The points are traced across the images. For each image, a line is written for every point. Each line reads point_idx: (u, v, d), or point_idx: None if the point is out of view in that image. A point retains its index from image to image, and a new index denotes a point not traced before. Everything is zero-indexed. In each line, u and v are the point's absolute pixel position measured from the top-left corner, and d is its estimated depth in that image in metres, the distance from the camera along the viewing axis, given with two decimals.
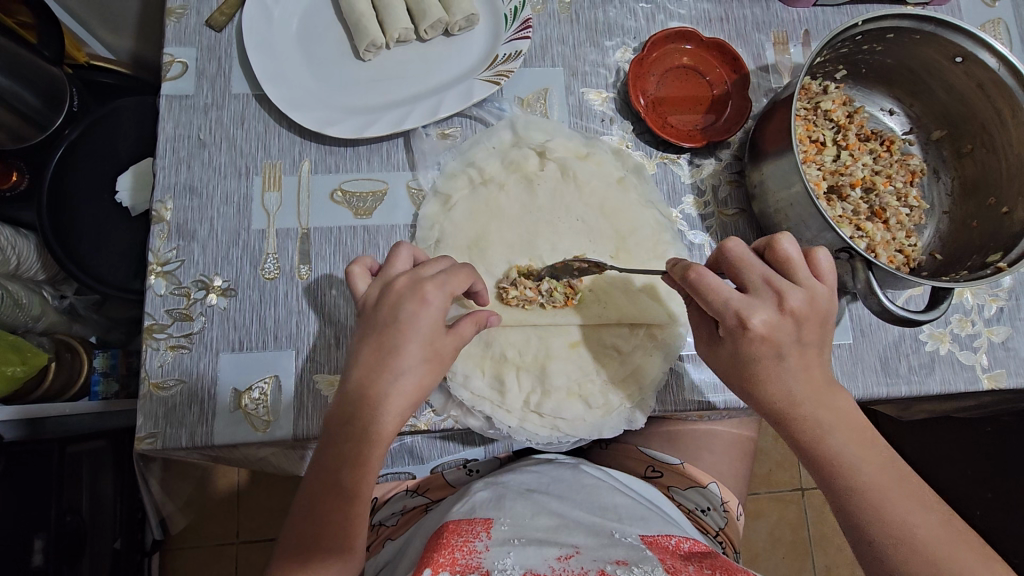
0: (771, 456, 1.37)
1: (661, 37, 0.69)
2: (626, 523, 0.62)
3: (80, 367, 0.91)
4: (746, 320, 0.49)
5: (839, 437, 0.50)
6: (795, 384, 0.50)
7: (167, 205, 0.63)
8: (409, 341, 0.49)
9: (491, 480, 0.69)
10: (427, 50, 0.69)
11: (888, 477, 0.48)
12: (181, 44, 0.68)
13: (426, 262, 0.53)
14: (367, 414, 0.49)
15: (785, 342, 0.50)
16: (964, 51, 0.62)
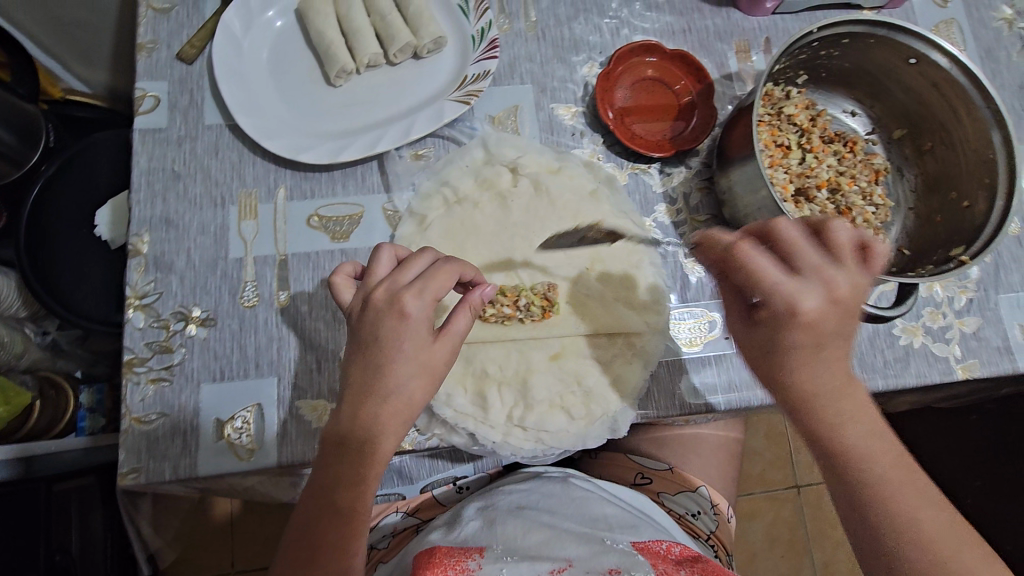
0: (765, 456, 1.37)
1: (625, 51, 0.71)
2: (617, 533, 0.63)
3: (65, 404, 0.91)
4: (797, 306, 0.46)
5: (856, 427, 0.47)
6: (819, 384, 0.47)
7: (143, 239, 0.63)
8: (393, 359, 0.49)
9: (482, 503, 0.69)
10: (398, 74, 0.71)
11: (903, 472, 0.46)
12: (152, 78, 0.68)
13: (403, 266, 0.52)
14: (356, 432, 0.49)
15: (827, 330, 0.47)
16: (917, 53, 0.64)
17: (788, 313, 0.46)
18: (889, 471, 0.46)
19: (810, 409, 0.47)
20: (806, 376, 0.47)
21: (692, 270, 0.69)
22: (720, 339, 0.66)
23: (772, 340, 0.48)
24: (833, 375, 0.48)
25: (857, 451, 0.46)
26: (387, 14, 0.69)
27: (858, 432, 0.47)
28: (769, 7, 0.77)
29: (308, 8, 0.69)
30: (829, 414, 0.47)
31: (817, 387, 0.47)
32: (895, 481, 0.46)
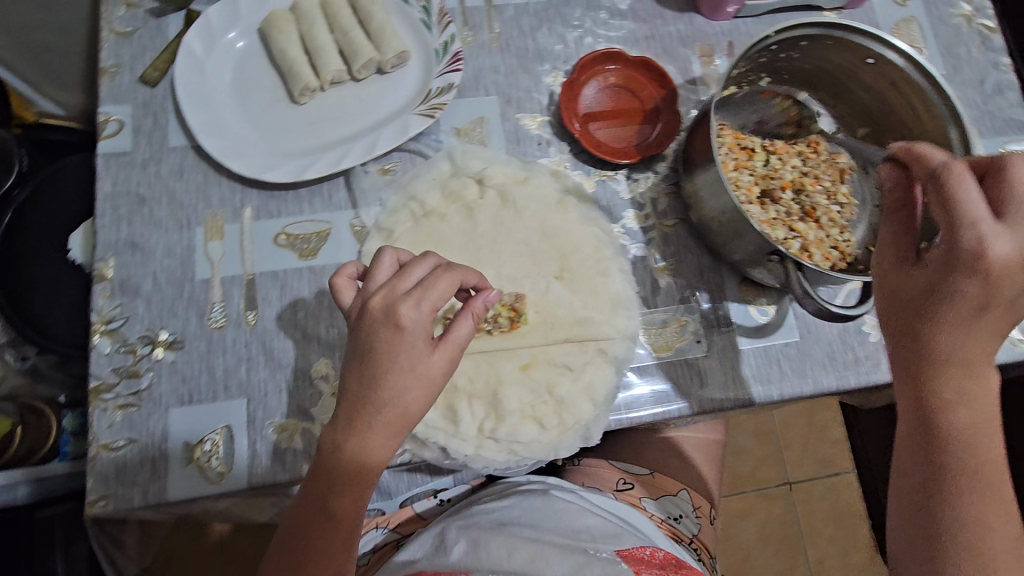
0: (754, 455, 1.37)
1: (588, 60, 0.72)
2: (600, 543, 0.65)
3: (48, 429, 0.88)
4: (987, 249, 0.44)
5: (963, 413, 0.48)
6: (978, 352, 0.48)
7: (108, 264, 0.63)
8: (389, 372, 0.46)
9: (463, 521, 0.68)
10: (363, 89, 0.71)
11: (998, 453, 0.49)
12: (115, 102, 0.68)
13: (402, 272, 0.49)
14: (352, 443, 0.46)
15: (1022, 287, 0.45)
16: (873, 53, 0.65)
17: (975, 259, 0.44)
18: (982, 449, 0.48)
19: (919, 369, 0.49)
20: (936, 330, 0.48)
21: (661, 275, 0.70)
22: (689, 342, 0.67)
23: (938, 281, 0.47)
24: (990, 347, 0.48)
25: (940, 416, 0.49)
26: (350, 30, 0.69)
27: (980, 403, 0.49)
28: (731, 11, 0.78)
29: (270, 27, 0.69)
30: (931, 376, 0.49)
31: (963, 356, 0.48)
32: (963, 456, 0.48)
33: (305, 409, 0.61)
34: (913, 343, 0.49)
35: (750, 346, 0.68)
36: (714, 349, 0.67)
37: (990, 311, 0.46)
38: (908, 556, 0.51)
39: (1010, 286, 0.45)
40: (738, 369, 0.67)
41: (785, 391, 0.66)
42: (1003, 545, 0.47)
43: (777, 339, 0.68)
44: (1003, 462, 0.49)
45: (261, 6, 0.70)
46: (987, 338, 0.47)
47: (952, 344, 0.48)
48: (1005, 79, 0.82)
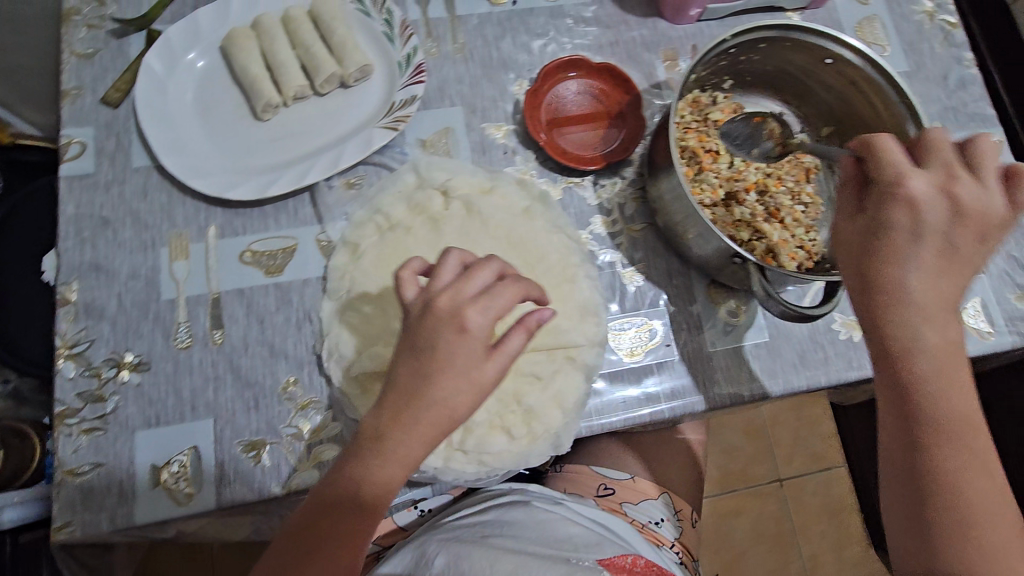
0: (745, 453, 1.36)
1: (551, 68, 0.72)
2: (583, 552, 0.65)
3: (31, 453, 0.87)
4: (904, 181, 0.46)
5: (929, 359, 0.47)
6: (929, 290, 0.47)
7: (72, 287, 0.63)
8: (443, 372, 0.47)
9: (443, 536, 0.67)
10: (327, 104, 0.71)
11: (962, 386, 0.48)
12: (77, 124, 0.68)
13: (468, 274, 0.48)
14: (394, 436, 0.47)
15: (937, 215, 0.46)
16: (831, 53, 0.66)
17: (892, 184, 0.46)
18: (949, 384, 0.47)
19: (879, 315, 0.48)
20: (888, 269, 0.47)
21: (630, 280, 0.70)
22: (660, 346, 0.68)
23: (869, 228, 0.48)
24: (939, 284, 0.47)
25: (907, 358, 0.48)
26: (312, 45, 0.69)
27: (939, 344, 0.47)
28: (694, 15, 0.78)
29: (231, 45, 0.69)
30: (890, 320, 0.48)
31: (918, 298, 0.47)
32: (935, 393, 0.47)
33: (273, 426, 0.61)
34: (866, 288, 0.49)
35: (720, 348, 0.68)
36: (685, 353, 0.68)
37: (925, 244, 0.46)
38: (899, 504, 0.50)
39: (934, 218, 0.46)
40: (708, 371, 0.68)
41: (754, 391, 0.67)
42: (979, 476, 0.47)
43: (745, 342, 0.69)
44: (966, 395, 0.48)
45: (223, 24, 0.70)
46: (930, 276, 0.47)
47: (906, 286, 0.47)
48: (968, 74, 0.83)
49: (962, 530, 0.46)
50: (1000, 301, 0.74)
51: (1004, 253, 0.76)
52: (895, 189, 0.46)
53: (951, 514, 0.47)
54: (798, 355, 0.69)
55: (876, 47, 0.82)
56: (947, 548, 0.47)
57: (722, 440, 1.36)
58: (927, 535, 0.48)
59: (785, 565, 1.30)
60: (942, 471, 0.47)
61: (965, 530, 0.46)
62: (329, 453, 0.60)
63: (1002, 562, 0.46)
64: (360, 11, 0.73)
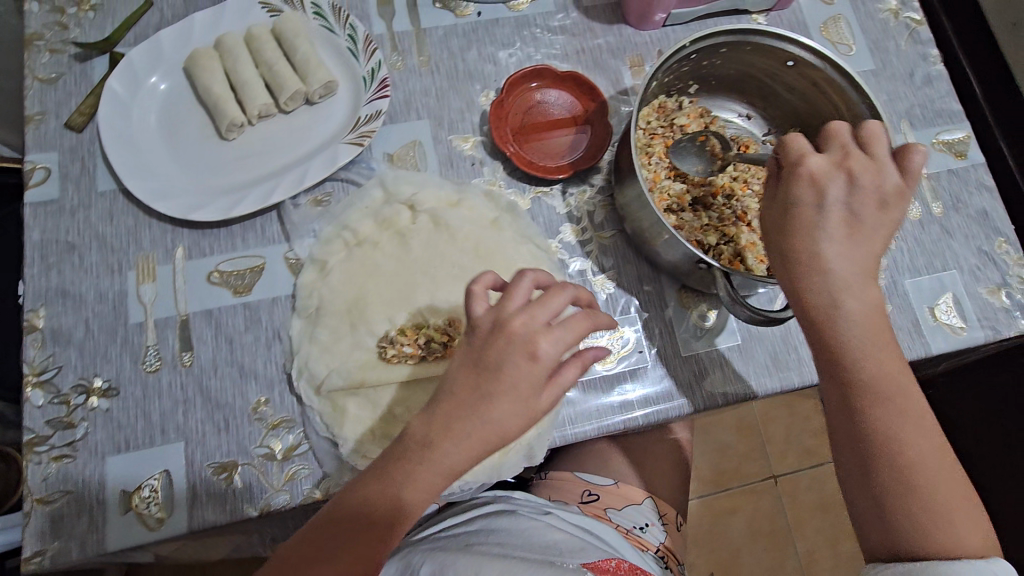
0: (737, 450, 1.31)
1: (515, 79, 0.72)
2: (568, 556, 0.65)
3: (19, 475, 0.87)
4: (803, 157, 0.51)
5: (856, 328, 0.50)
6: (845, 260, 0.50)
7: (39, 313, 0.63)
8: (504, 394, 0.47)
9: (427, 548, 0.66)
10: (292, 121, 0.71)
11: (886, 346, 0.50)
12: (41, 150, 0.68)
13: (545, 300, 0.48)
14: (443, 446, 0.47)
15: (836, 190, 0.50)
16: (792, 56, 0.66)
17: (793, 165, 0.51)
18: (874, 346, 0.50)
19: (802, 288, 0.51)
20: (801, 243, 0.51)
21: (601, 287, 0.70)
22: (633, 353, 0.68)
23: (781, 209, 0.52)
24: (850, 254, 0.50)
25: (833, 325, 0.50)
26: (274, 63, 0.69)
27: (861, 308, 0.50)
28: (659, 20, 0.79)
29: (193, 66, 0.69)
30: (813, 291, 0.50)
31: (836, 268, 0.50)
32: (861, 355, 0.50)
33: (244, 447, 0.60)
34: (787, 262, 0.51)
35: (692, 353, 0.68)
36: (657, 358, 0.68)
37: (830, 218, 0.50)
38: (845, 464, 0.52)
39: (834, 189, 0.50)
40: (681, 376, 0.68)
41: (727, 394, 0.67)
42: (910, 428, 0.50)
43: (718, 346, 0.69)
44: (890, 352, 0.50)
45: (185, 45, 0.70)
46: (840, 248, 0.50)
47: (821, 259, 0.50)
48: (933, 70, 0.83)
49: (902, 480, 0.49)
50: (972, 296, 0.74)
51: (973, 247, 0.76)
52: (794, 169, 0.51)
53: (891, 466, 0.49)
54: (770, 357, 0.69)
55: (842, 46, 0.82)
56: (890, 498, 0.49)
57: (714, 438, 1.31)
58: (871, 489, 0.50)
59: (784, 563, 1.25)
60: (878, 428, 0.50)
61: (906, 481, 0.49)
62: (302, 472, 0.60)
63: (941, 504, 0.49)
64: (324, 27, 0.73)
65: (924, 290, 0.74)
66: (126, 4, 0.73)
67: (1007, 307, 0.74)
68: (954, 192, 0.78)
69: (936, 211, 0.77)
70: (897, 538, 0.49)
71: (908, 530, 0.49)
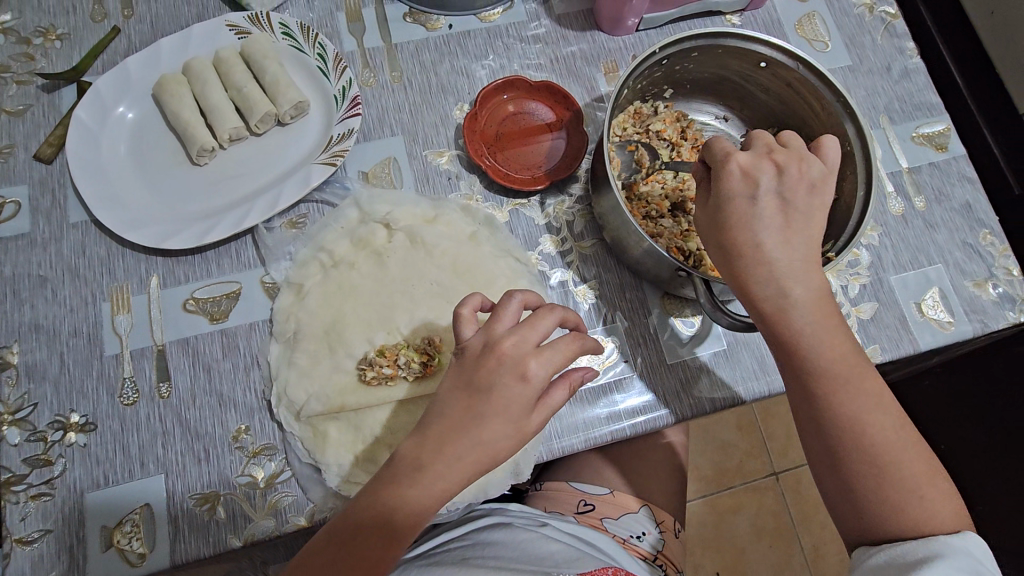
0: (739, 448, 1.30)
1: (488, 91, 0.72)
2: (564, 567, 0.63)
3: None
4: (729, 151, 0.51)
5: (810, 317, 0.50)
6: (786, 250, 0.50)
7: (13, 350, 0.62)
8: (495, 416, 0.45)
9: (425, 562, 0.65)
10: (265, 143, 0.70)
11: (838, 332, 0.51)
12: (10, 184, 0.67)
13: (532, 321, 0.47)
14: (436, 467, 0.45)
15: (764, 182, 0.50)
16: (764, 58, 0.66)
17: (722, 162, 0.51)
18: (827, 333, 0.50)
19: (751, 284, 0.51)
20: (741, 236, 0.50)
21: (583, 297, 0.69)
22: (618, 363, 0.67)
23: (717, 206, 0.52)
24: (787, 245, 0.50)
25: (785, 319, 0.50)
26: (243, 86, 0.69)
27: (808, 294, 0.50)
28: (632, 25, 0.78)
29: (160, 93, 0.68)
30: (760, 286, 0.50)
31: (778, 257, 0.50)
32: (815, 345, 0.50)
33: (226, 477, 0.59)
34: (731, 258, 0.51)
35: (678, 360, 0.68)
36: (643, 367, 0.67)
37: (764, 208, 0.50)
38: (813, 453, 0.53)
39: (764, 178, 0.50)
40: (668, 385, 0.67)
41: (715, 400, 0.66)
42: (873, 411, 0.50)
43: (703, 352, 0.68)
44: (843, 338, 0.51)
45: (152, 72, 0.70)
46: (778, 240, 0.50)
47: (760, 255, 0.50)
48: (910, 63, 0.83)
49: (869, 462, 0.50)
50: (958, 289, 0.73)
51: (958, 241, 0.75)
52: (723, 166, 0.51)
53: (857, 451, 0.50)
54: (758, 361, 0.68)
55: (818, 43, 0.82)
56: (860, 481, 0.50)
57: (713, 437, 1.30)
58: (841, 476, 0.51)
59: (789, 560, 1.24)
60: (840, 416, 0.50)
61: (877, 466, 0.50)
62: (286, 499, 0.59)
63: (908, 482, 0.50)
64: (292, 47, 0.72)
65: (910, 286, 0.73)
66: (92, 32, 0.72)
67: (995, 300, 0.73)
68: (936, 185, 0.78)
69: (918, 205, 0.77)
70: (870, 518, 0.51)
71: (881, 511, 0.50)
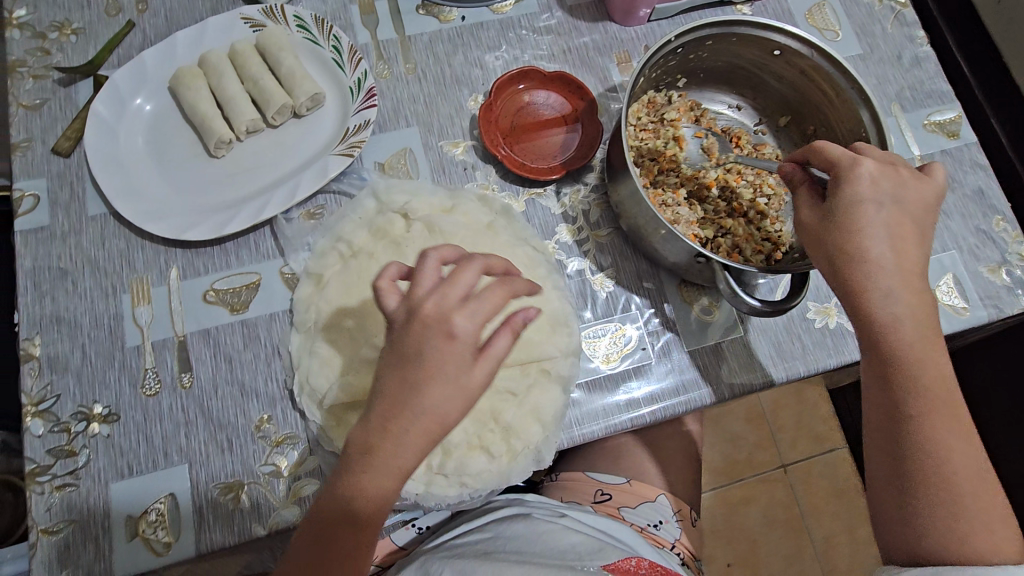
0: (749, 439, 1.30)
1: (503, 81, 0.72)
2: (587, 560, 0.63)
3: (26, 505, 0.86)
4: (858, 159, 0.52)
5: (913, 331, 0.51)
6: (901, 260, 0.52)
7: (35, 342, 0.62)
8: (432, 381, 0.43)
9: (445, 553, 0.64)
10: (282, 135, 0.71)
11: (939, 355, 0.52)
12: (29, 177, 0.67)
13: (452, 277, 0.44)
14: (383, 448, 0.44)
15: (888, 192, 0.52)
16: (779, 46, 0.66)
17: (849, 168, 0.52)
18: (928, 353, 0.51)
19: (864, 287, 0.51)
20: (863, 241, 0.51)
21: (601, 286, 0.70)
22: (636, 350, 0.67)
23: (838, 208, 0.52)
24: (903, 258, 0.52)
25: (887, 328, 0.51)
26: (259, 78, 0.69)
27: (918, 308, 0.52)
28: (644, 15, 0.78)
29: (176, 85, 0.68)
30: (874, 290, 0.51)
31: (893, 266, 0.51)
32: (914, 362, 0.51)
33: (250, 466, 0.60)
34: (848, 262, 0.51)
35: (696, 347, 0.68)
36: (661, 355, 0.67)
37: (886, 216, 0.51)
38: (882, 469, 0.53)
39: (886, 187, 0.52)
40: (686, 372, 0.67)
41: (734, 386, 0.66)
42: (957, 437, 0.51)
43: (720, 339, 0.68)
44: (942, 363, 0.52)
45: (168, 65, 0.70)
46: (896, 251, 0.52)
47: (877, 260, 0.51)
48: (920, 52, 0.83)
49: (942, 486, 0.50)
50: (972, 275, 0.73)
51: (972, 226, 0.76)
52: (854, 171, 0.51)
53: (932, 472, 0.50)
54: (777, 346, 0.68)
55: (829, 32, 0.82)
56: (927, 505, 0.50)
57: (723, 429, 1.31)
58: (908, 495, 0.51)
59: (802, 551, 1.24)
60: (924, 435, 0.50)
61: (946, 490, 0.50)
62: (309, 488, 0.59)
63: (976, 514, 0.49)
64: (307, 39, 0.72)
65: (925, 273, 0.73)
66: (107, 27, 0.73)
67: (1009, 285, 0.73)
68: (948, 172, 0.78)
69: None
70: (926, 546, 0.50)
71: (941, 538, 0.49)
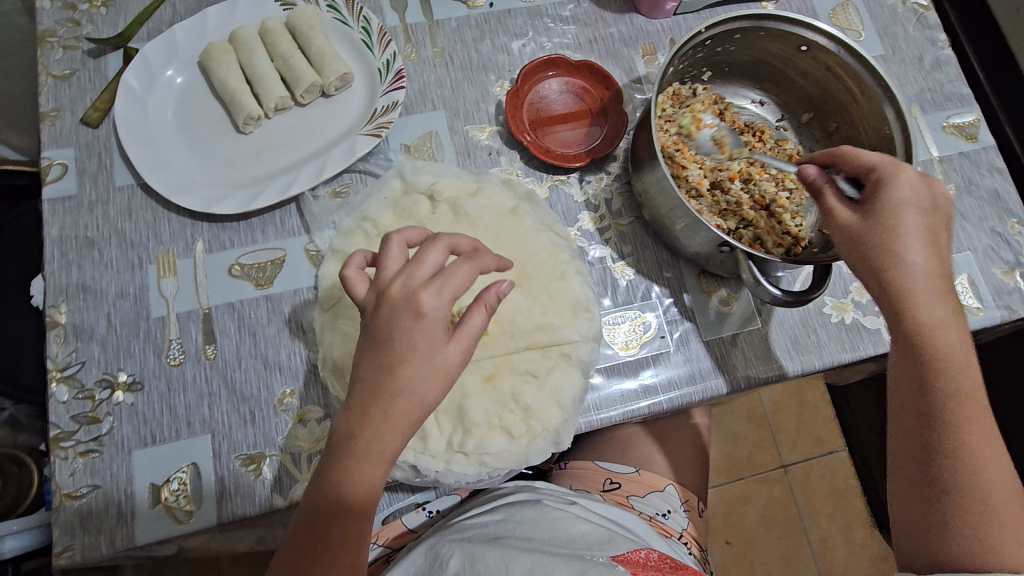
0: (750, 439, 1.31)
1: (531, 68, 0.73)
2: (596, 549, 0.59)
3: (31, 479, 0.82)
4: (895, 170, 0.53)
5: (951, 336, 0.52)
6: (937, 270, 0.53)
7: (61, 309, 0.62)
8: (407, 360, 0.43)
9: (456, 537, 0.62)
10: (310, 113, 0.71)
11: (977, 362, 0.53)
12: (58, 146, 0.67)
13: (417, 257, 0.45)
14: (365, 432, 0.44)
15: (928, 201, 0.53)
16: (807, 41, 0.67)
17: (890, 177, 0.53)
18: (969, 361, 0.52)
19: (905, 292, 0.52)
20: (903, 246, 0.52)
21: (621, 274, 0.71)
22: (655, 338, 0.68)
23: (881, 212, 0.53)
24: (942, 265, 0.53)
25: (930, 330, 0.52)
26: (290, 56, 0.69)
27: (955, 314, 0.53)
28: (670, 8, 0.79)
29: (207, 60, 0.69)
30: (918, 293, 0.52)
31: (931, 274, 0.52)
32: (959, 368, 0.52)
33: (271, 439, 0.60)
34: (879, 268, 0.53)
35: (713, 337, 0.69)
36: (679, 344, 0.68)
37: (923, 223, 0.52)
38: (910, 473, 0.54)
39: (922, 196, 0.53)
40: (702, 361, 0.68)
41: (750, 377, 0.67)
42: (990, 446, 0.51)
43: (737, 329, 0.69)
44: (978, 369, 0.53)
45: (199, 40, 0.70)
46: (935, 258, 0.53)
47: (915, 264, 0.52)
48: (942, 54, 0.84)
49: (975, 496, 0.50)
50: (986, 276, 0.74)
51: (987, 228, 0.77)
52: (893, 180, 0.52)
53: (963, 479, 0.51)
54: (794, 340, 0.69)
55: (852, 32, 0.83)
56: (954, 512, 0.51)
57: (727, 429, 1.31)
58: (935, 503, 0.52)
59: (798, 550, 1.25)
60: (956, 441, 0.51)
61: (977, 498, 0.50)
62: None
63: (1007, 523, 0.50)
64: (338, 20, 0.73)
65: None
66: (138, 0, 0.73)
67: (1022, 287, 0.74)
68: (965, 174, 0.79)
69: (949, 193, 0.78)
70: (948, 552, 0.51)
71: (968, 548, 0.50)
